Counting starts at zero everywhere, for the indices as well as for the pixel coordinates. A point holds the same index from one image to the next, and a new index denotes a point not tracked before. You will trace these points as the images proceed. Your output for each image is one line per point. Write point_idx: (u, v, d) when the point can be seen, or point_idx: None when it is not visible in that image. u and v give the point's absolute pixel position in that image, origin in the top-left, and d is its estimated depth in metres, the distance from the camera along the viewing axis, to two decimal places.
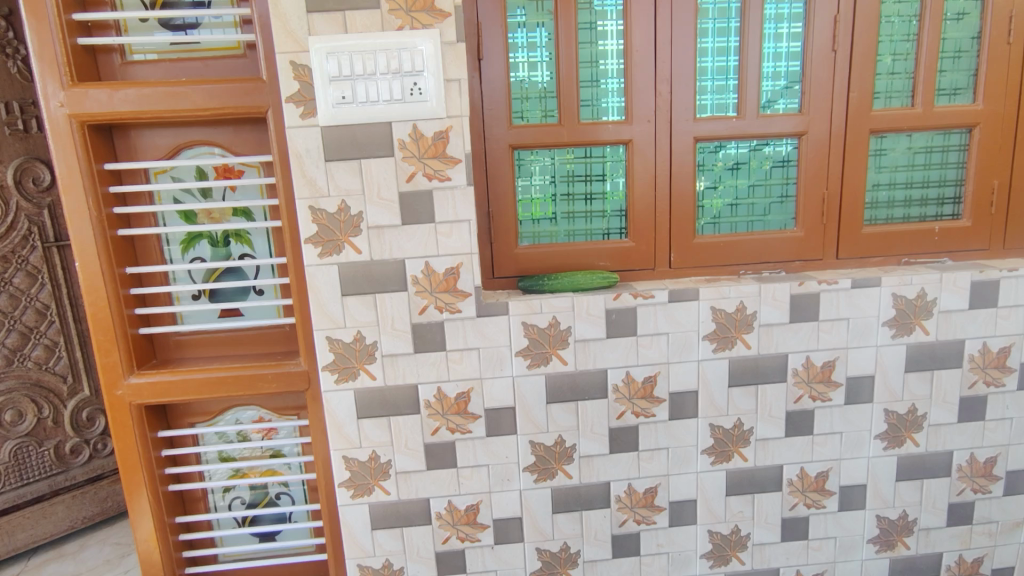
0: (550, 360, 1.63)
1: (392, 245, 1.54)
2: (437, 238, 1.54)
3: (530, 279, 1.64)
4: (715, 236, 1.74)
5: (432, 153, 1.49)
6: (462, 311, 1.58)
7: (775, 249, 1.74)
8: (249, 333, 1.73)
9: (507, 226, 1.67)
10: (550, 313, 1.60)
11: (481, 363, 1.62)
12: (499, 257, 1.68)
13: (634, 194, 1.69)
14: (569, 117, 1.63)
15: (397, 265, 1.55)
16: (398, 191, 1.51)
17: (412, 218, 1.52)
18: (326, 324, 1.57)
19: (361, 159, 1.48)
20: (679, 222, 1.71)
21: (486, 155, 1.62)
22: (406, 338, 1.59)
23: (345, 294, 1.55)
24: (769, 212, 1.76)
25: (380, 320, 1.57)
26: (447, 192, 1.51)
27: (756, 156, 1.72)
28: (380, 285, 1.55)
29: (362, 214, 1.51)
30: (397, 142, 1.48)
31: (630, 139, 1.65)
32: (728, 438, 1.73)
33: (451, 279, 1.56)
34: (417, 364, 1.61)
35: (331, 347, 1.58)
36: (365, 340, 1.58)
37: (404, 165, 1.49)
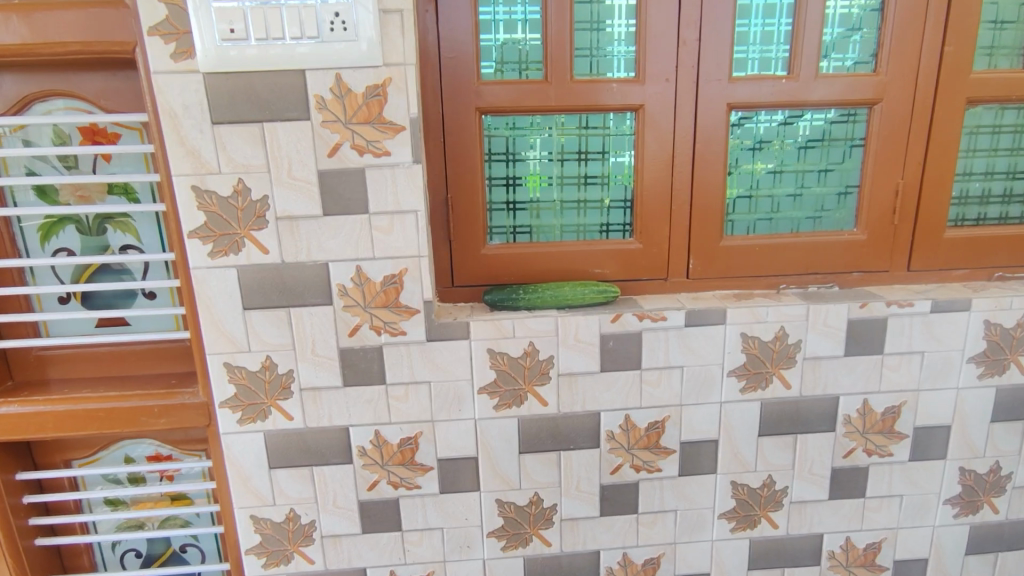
0: (524, 400, 1.24)
1: (311, 243, 1.12)
2: (372, 235, 1.13)
3: (499, 290, 1.23)
4: (750, 238, 1.31)
5: (363, 117, 1.07)
6: (407, 334, 1.18)
7: (827, 258, 1.31)
8: (137, 349, 1.33)
9: (473, 218, 1.25)
10: (526, 338, 1.20)
11: (433, 401, 1.22)
12: (462, 260, 1.27)
13: (644, 179, 1.26)
14: (560, 71, 1.19)
15: (318, 271, 1.14)
16: (316, 169, 1.09)
17: (337, 207, 1.11)
18: (221, 347, 1.15)
19: (264, 122, 1.06)
20: (704, 219, 1.28)
21: (445, 121, 1.19)
22: (331, 366, 1.19)
23: (248, 308, 1.14)
24: (822, 207, 1.33)
25: (296, 343, 1.17)
26: (387, 172, 1.10)
27: (811, 132, 1.28)
28: (296, 298, 1.15)
29: (268, 199, 1.09)
30: (314, 100, 1.06)
31: (642, 104, 1.22)
32: (754, 500, 1.34)
33: (391, 290, 1.16)
34: (347, 401, 1.21)
35: (230, 378, 1.17)
36: (277, 369, 1.17)
37: (324, 132, 1.07)
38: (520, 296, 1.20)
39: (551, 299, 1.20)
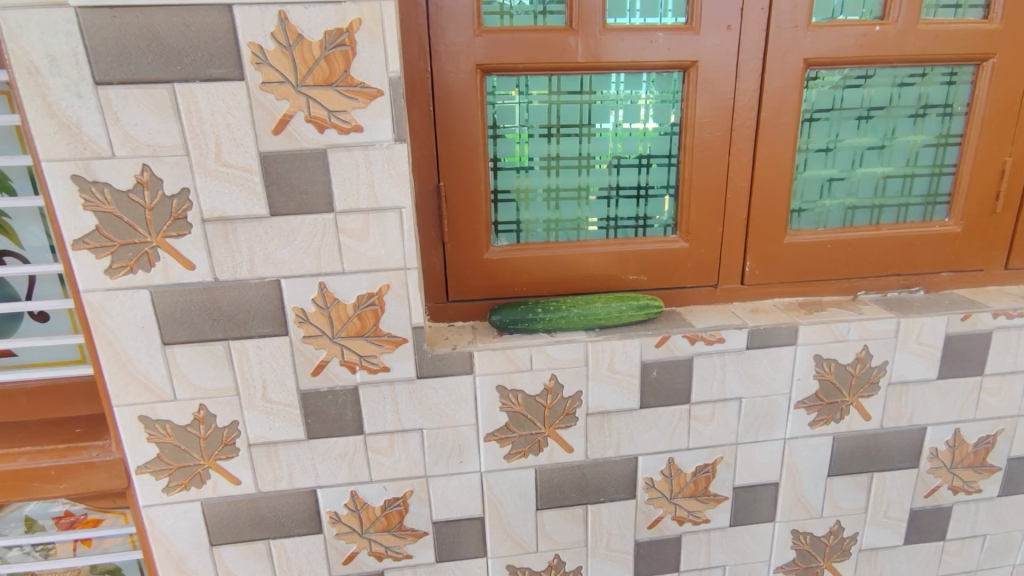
0: (543, 446, 0.97)
1: (254, 254, 0.81)
2: (340, 242, 0.82)
3: (510, 307, 0.94)
4: (821, 232, 1.04)
5: (322, 78, 0.75)
6: (391, 369, 0.90)
7: (912, 257, 1.06)
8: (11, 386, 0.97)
9: (474, 213, 0.96)
10: (546, 370, 0.93)
11: (427, 452, 0.95)
12: (460, 268, 0.97)
13: (694, 160, 0.98)
14: (589, 14, 0.88)
15: (265, 291, 0.83)
16: (257, 151, 0.77)
17: (290, 204, 0.80)
18: (135, 396, 0.84)
19: (176, 83, 0.72)
20: (766, 210, 1.01)
21: (436, 83, 0.88)
22: (291, 415, 0.89)
23: (169, 343, 0.83)
24: (908, 193, 1.07)
25: (241, 387, 0.87)
26: (358, 155, 0.79)
27: (902, 98, 1.01)
28: (237, 327, 0.84)
29: (188, 192, 0.77)
30: (248, 51, 0.72)
31: (694, 61, 0.93)
32: (818, 550, 1.11)
33: (368, 314, 0.86)
34: (313, 457, 0.92)
35: (150, 436, 0.86)
36: (215, 422, 0.87)
37: (265, 98, 0.74)
38: (540, 316, 0.92)
39: (580, 320, 0.92)
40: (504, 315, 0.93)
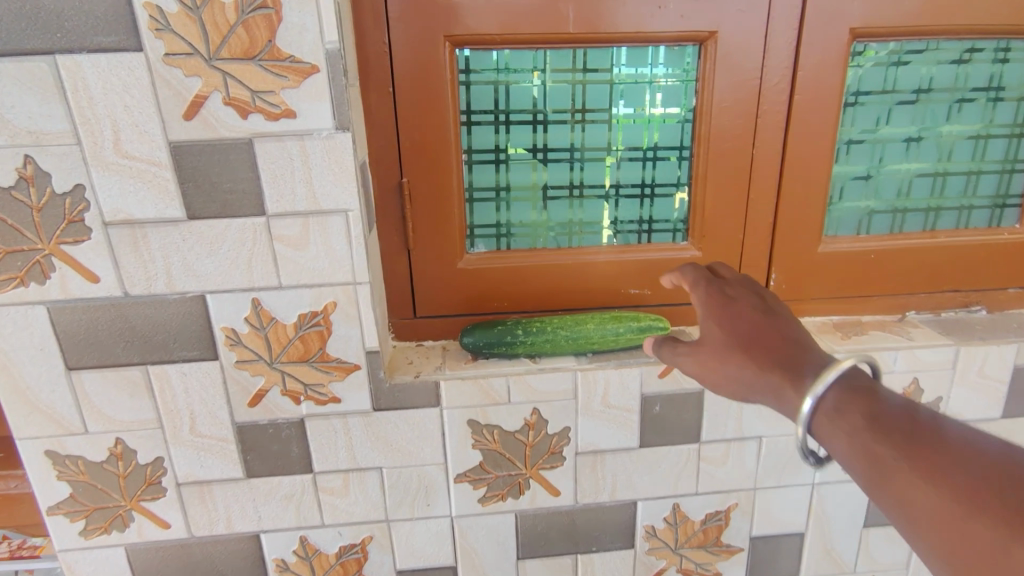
0: (524, 490, 0.83)
1: (170, 265, 0.67)
2: (275, 252, 0.68)
3: (486, 326, 0.78)
4: (864, 240, 0.87)
5: (241, 48, 0.60)
6: (343, 401, 0.76)
7: (973, 270, 0.89)
8: None
9: (445, 215, 0.81)
10: (528, 403, 0.78)
11: (388, 494, 0.81)
12: (430, 279, 0.83)
13: (711, 152, 0.81)
14: None
15: (187, 309, 0.69)
16: (166, 141, 0.62)
17: (211, 206, 0.65)
18: (40, 429, 0.72)
19: (58, 54, 0.59)
20: (798, 213, 0.85)
21: (396, 59, 0.73)
22: (225, 453, 0.76)
23: (74, 368, 0.70)
24: (972, 194, 0.89)
25: (165, 420, 0.73)
26: (291, 147, 0.64)
27: (971, 78, 0.83)
28: (155, 350, 0.70)
29: (83, 190, 0.63)
30: (145, 15, 0.58)
31: (712, 32, 0.76)
32: None
33: (313, 336, 0.72)
34: (254, 499, 0.79)
35: (60, 473, 0.74)
36: (136, 458, 0.74)
37: (171, 74, 0.60)
38: (522, 337, 0.77)
39: (570, 343, 0.77)
40: (478, 337, 0.78)
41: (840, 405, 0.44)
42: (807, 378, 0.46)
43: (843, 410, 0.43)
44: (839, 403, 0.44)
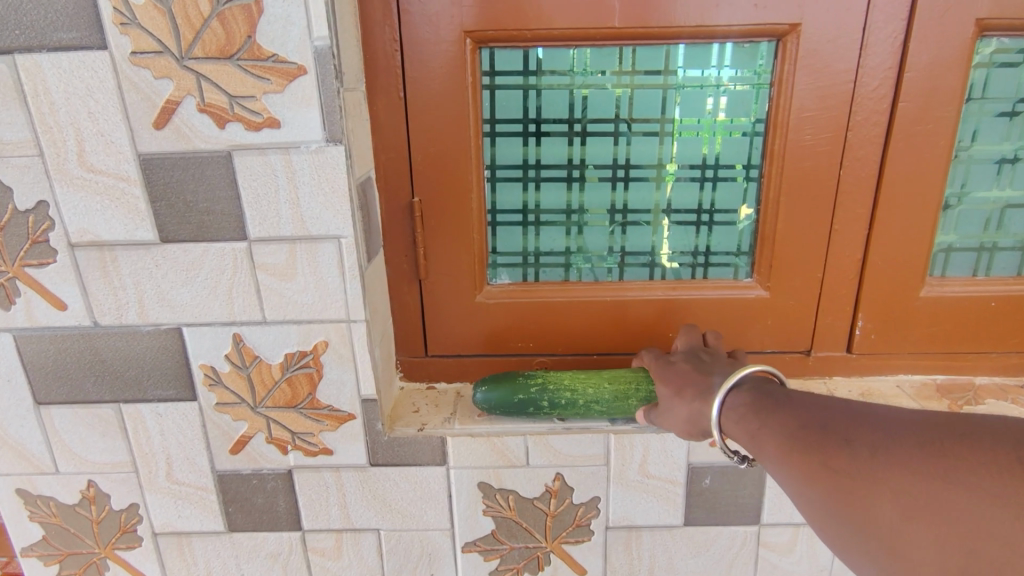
0: (543, 565, 0.70)
1: (142, 294, 0.59)
2: (258, 282, 0.59)
3: (512, 383, 0.63)
4: (982, 284, 0.70)
5: (217, 45, 0.51)
6: (335, 453, 0.65)
7: None
8: None
9: (463, 240, 0.70)
10: (549, 467, 0.66)
11: (385, 559, 0.70)
12: (443, 312, 0.72)
13: (787, 171, 0.66)
14: None
15: (162, 343, 0.61)
16: (135, 153, 0.54)
17: (186, 228, 0.56)
18: (8, 466, 0.65)
19: (16, 54, 0.51)
20: (896, 247, 0.68)
21: (409, 59, 0.63)
22: (205, 503, 0.67)
23: (43, 403, 0.63)
24: None
25: (140, 464, 0.65)
26: (276, 161, 0.54)
27: None
28: (127, 388, 0.62)
29: (46, 207, 0.55)
30: (108, 7, 0.49)
31: (794, 23, 0.62)
32: None
33: (301, 379, 0.62)
34: (238, 555, 0.70)
35: (32, 514, 0.68)
36: (110, 503, 0.67)
37: (138, 75, 0.51)
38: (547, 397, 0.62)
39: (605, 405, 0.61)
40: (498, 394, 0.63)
41: (739, 407, 0.47)
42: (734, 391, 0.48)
43: (742, 406, 0.46)
44: (738, 403, 0.47)
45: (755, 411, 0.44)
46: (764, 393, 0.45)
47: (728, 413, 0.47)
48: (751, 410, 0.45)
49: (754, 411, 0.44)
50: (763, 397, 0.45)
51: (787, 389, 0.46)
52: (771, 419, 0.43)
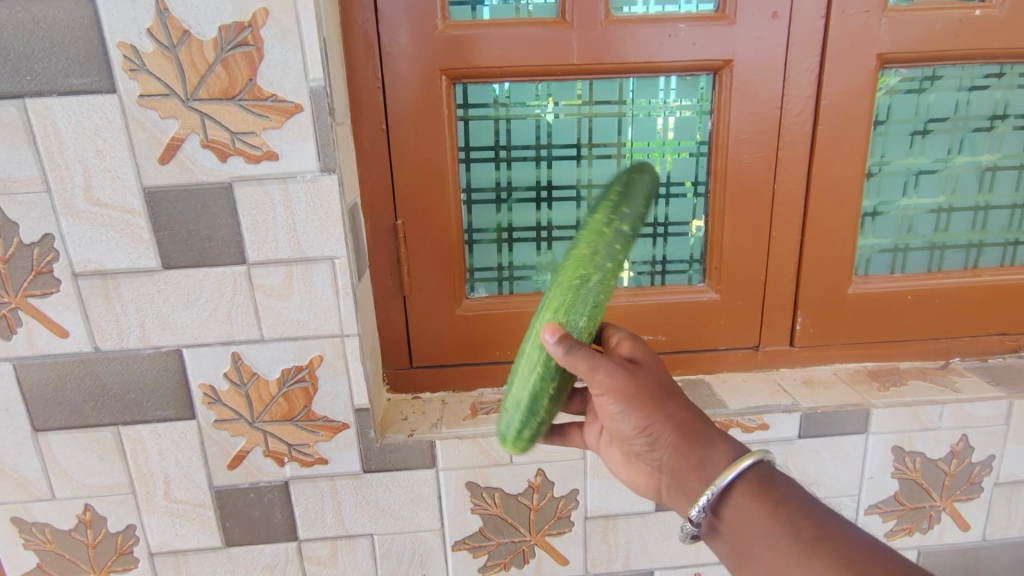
0: (529, 558, 0.75)
1: (143, 318, 0.62)
2: (256, 302, 0.63)
3: (628, 193, 0.48)
4: (898, 280, 0.80)
5: (222, 87, 0.56)
6: (330, 462, 0.69)
7: (1020, 310, 0.81)
8: None
9: (443, 257, 0.76)
10: (531, 463, 0.71)
11: (379, 563, 0.74)
12: (426, 325, 0.78)
13: (728, 187, 0.76)
14: (588, 2, 0.68)
15: (162, 365, 0.64)
16: (140, 187, 0.58)
17: (188, 254, 0.61)
18: (4, 494, 0.67)
19: (27, 98, 0.55)
20: (825, 250, 0.78)
21: (390, 94, 0.69)
22: (202, 519, 0.70)
23: (41, 429, 0.65)
24: (1017, 228, 0.82)
25: (137, 484, 0.68)
26: (273, 190, 0.60)
27: (1011, 103, 0.77)
28: (126, 410, 0.65)
29: (52, 239, 0.59)
30: (119, 55, 0.54)
31: (727, 60, 0.71)
32: None
33: (297, 393, 0.66)
34: (234, 569, 0.72)
35: (26, 542, 0.69)
36: (106, 526, 0.69)
37: (147, 116, 0.56)
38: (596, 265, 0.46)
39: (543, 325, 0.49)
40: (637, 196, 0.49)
41: (763, 485, 0.43)
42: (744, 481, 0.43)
43: (769, 487, 0.42)
44: (762, 482, 0.43)
45: (795, 507, 0.41)
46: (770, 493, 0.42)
47: (745, 489, 0.43)
48: (786, 504, 0.41)
49: (792, 505, 0.41)
50: (791, 489, 0.42)
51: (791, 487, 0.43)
52: (815, 522, 0.40)
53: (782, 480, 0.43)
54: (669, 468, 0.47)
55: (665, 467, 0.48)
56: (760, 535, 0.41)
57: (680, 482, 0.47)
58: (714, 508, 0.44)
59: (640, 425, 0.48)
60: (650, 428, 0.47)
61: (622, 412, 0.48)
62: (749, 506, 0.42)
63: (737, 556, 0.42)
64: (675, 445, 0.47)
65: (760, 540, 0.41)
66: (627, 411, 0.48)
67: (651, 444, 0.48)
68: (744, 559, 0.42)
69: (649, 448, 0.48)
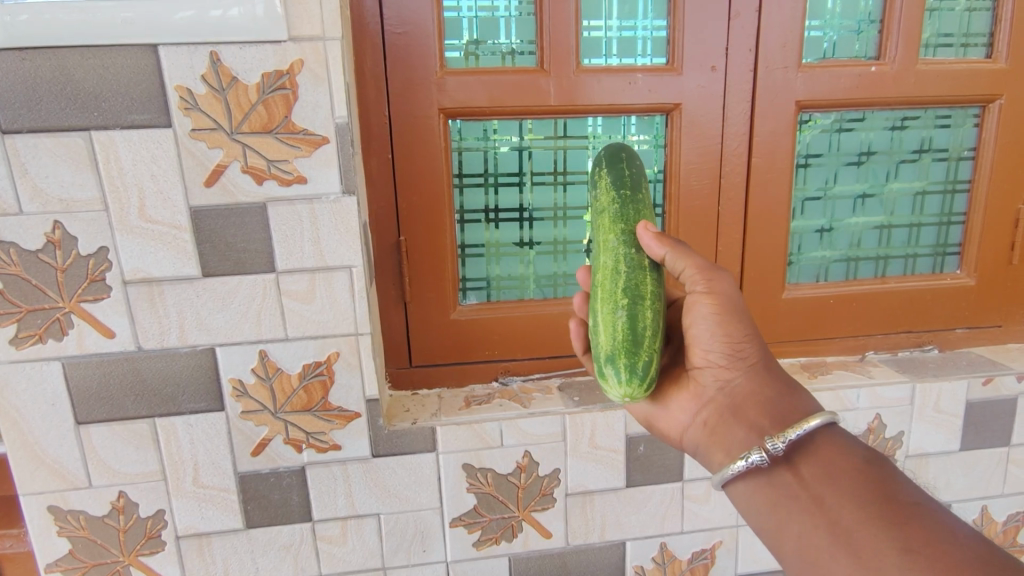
0: (516, 532, 0.86)
1: (183, 320, 0.71)
2: (283, 307, 0.73)
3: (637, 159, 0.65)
4: (823, 288, 0.96)
5: (261, 122, 0.67)
6: (343, 448, 0.78)
7: (921, 312, 0.98)
8: None
9: (440, 269, 0.87)
10: (519, 446, 0.82)
11: (384, 541, 0.83)
12: (424, 329, 0.89)
13: (681, 209, 0.90)
14: (562, 55, 0.82)
15: (197, 362, 0.73)
16: (187, 207, 0.68)
17: (226, 264, 0.70)
18: (45, 484, 0.74)
19: (93, 130, 0.65)
20: (762, 261, 0.93)
21: (396, 129, 0.81)
22: (226, 502, 0.78)
23: (84, 422, 0.72)
24: (915, 243, 0.98)
25: (168, 471, 0.76)
26: (302, 210, 0.70)
27: (906, 141, 0.94)
28: (163, 402, 0.73)
29: (106, 252, 0.68)
30: (176, 96, 0.65)
31: (677, 103, 0.86)
32: None
33: (316, 386, 0.76)
34: (253, 550, 0.81)
35: (61, 529, 0.76)
36: (137, 512, 0.77)
37: (196, 146, 0.66)
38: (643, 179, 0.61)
39: (619, 251, 0.57)
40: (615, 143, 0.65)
41: (830, 455, 0.48)
42: (825, 445, 0.49)
43: (829, 464, 0.48)
44: (829, 452, 0.49)
45: (874, 469, 0.47)
46: (843, 458, 0.48)
47: (825, 439, 0.50)
48: (853, 472, 0.47)
49: (867, 471, 0.47)
50: (865, 452, 0.49)
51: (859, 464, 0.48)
52: (895, 487, 0.45)
53: (840, 457, 0.48)
54: (738, 386, 0.55)
55: (726, 391, 0.56)
56: (836, 486, 0.46)
57: (738, 404, 0.55)
58: (793, 448, 0.50)
59: (731, 339, 0.56)
60: (740, 348, 0.56)
61: (713, 322, 0.56)
62: (824, 464, 0.48)
63: (788, 496, 0.48)
64: (755, 368, 0.56)
65: (827, 487, 0.47)
66: (726, 323, 0.56)
67: (730, 360, 0.56)
68: (790, 510, 0.48)
69: (726, 364, 0.56)
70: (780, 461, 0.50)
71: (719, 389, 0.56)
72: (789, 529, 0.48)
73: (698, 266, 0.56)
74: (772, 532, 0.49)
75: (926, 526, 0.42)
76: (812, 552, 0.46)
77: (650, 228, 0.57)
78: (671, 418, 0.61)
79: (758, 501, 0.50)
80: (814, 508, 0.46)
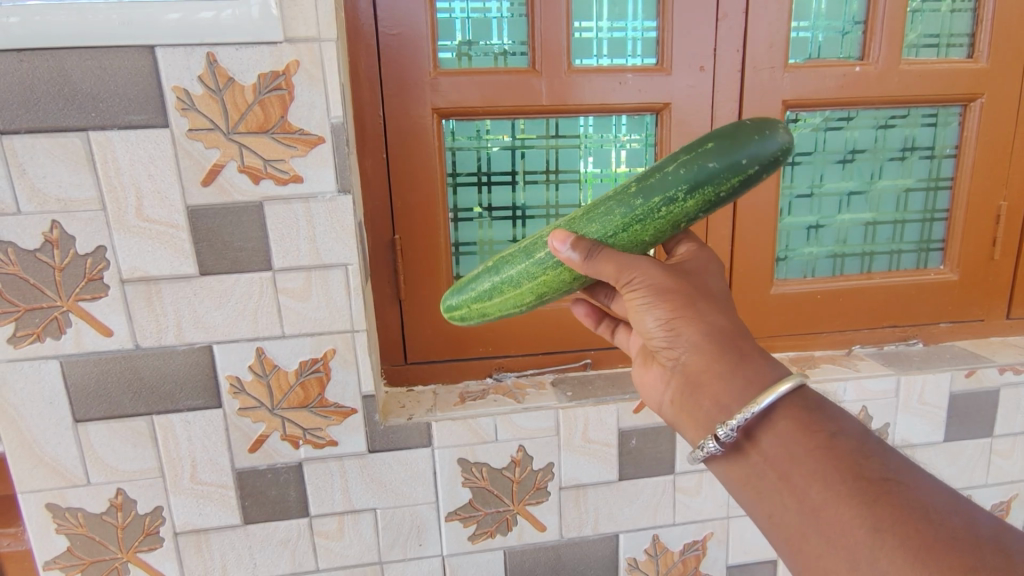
0: (510, 525, 0.87)
1: (180, 318, 0.72)
2: (279, 304, 0.73)
3: (714, 168, 0.52)
4: (809, 283, 0.98)
5: (258, 122, 0.68)
6: (340, 444, 0.80)
7: (907, 306, 1.00)
8: None
9: (434, 266, 0.88)
10: (513, 441, 0.84)
11: (380, 535, 0.84)
12: (418, 326, 0.90)
13: None
14: (553, 56, 0.83)
15: (194, 360, 0.74)
16: (184, 206, 0.69)
17: (223, 262, 0.71)
18: (43, 482, 0.75)
19: (91, 130, 0.66)
20: (750, 257, 0.95)
21: (390, 129, 0.82)
22: (224, 498, 0.79)
23: (82, 419, 0.73)
24: (899, 240, 1.01)
25: (166, 468, 0.77)
26: (298, 208, 0.71)
27: (890, 139, 0.96)
28: (160, 400, 0.74)
29: (104, 251, 0.69)
30: (172, 96, 0.66)
31: (666, 103, 0.87)
32: None
33: (313, 382, 0.77)
34: (251, 545, 0.82)
35: (59, 527, 0.76)
36: (135, 509, 0.77)
37: (193, 146, 0.67)
38: (673, 190, 0.53)
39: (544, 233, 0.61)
40: (748, 143, 0.53)
41: (794, 433, 0.47)
42: (787, 421, 0.48)
43: (792, 443, 0.47)
44: (793, 429, 0.47)
45: (840, 445, 0.45)
46: (806, 434, 0.47)
47: (787, 415, 0.48)
48: (817, 449, 0.46)
49: (832, 447, 0.45)
50: (832, 424, 0.47)
51: (822, 436, 0.46)
52: (865, 463, 0.44)
53: (804, 434, 0.47)
54: (687, 367, 0.53)
55: (678, 367, 0.54)
56: (802, 465, 0.46)
57: (693, 381, 0.52)
58: (753, 426, 0.49)
59: (664, 318, 0.53)
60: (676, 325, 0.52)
61: (647, 305, 0.53)
62: (788, 442, 0.47)
63: (760, 476, 0.48)
64: (694, 343, 0.52)
65: (793, 468, 0.46)
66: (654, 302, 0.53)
67: (669, 342, 0.53)
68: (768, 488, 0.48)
69: (669, 345, 0.53)
70: (744, 441, 0.50)
71: (672, 370, 0.54)
72: (766, 507, 0.48)
73: (609, 273, 0.54)
74: (752, 510, 0.50)
75: (898, 509, 0.40)
76: (789, 531, 0.46)
77: (559, 243, 0.56)
78: (648, 391, 0.60)
79: (737, 479, 0.51)
80: (784, 489, 0.46)
